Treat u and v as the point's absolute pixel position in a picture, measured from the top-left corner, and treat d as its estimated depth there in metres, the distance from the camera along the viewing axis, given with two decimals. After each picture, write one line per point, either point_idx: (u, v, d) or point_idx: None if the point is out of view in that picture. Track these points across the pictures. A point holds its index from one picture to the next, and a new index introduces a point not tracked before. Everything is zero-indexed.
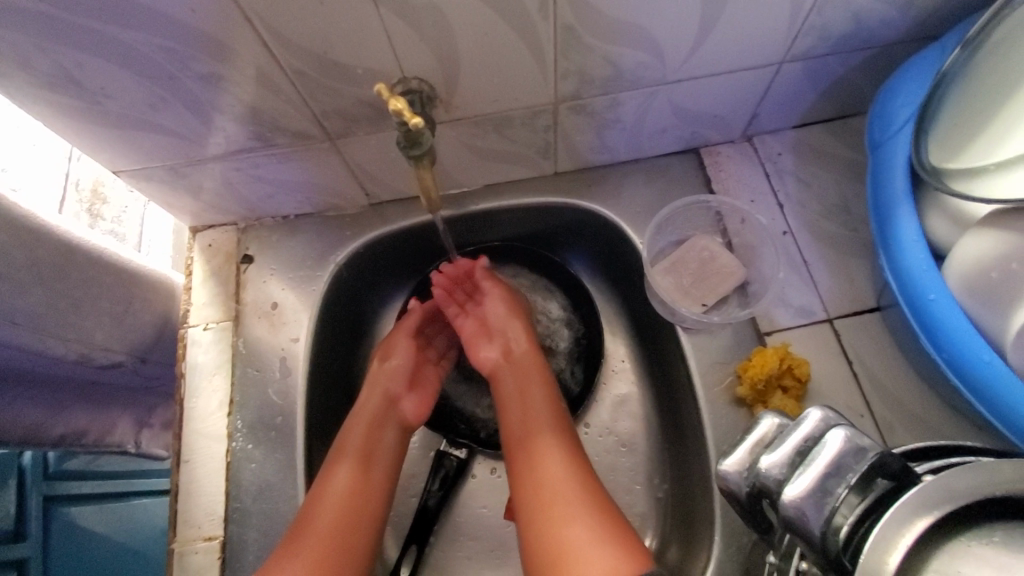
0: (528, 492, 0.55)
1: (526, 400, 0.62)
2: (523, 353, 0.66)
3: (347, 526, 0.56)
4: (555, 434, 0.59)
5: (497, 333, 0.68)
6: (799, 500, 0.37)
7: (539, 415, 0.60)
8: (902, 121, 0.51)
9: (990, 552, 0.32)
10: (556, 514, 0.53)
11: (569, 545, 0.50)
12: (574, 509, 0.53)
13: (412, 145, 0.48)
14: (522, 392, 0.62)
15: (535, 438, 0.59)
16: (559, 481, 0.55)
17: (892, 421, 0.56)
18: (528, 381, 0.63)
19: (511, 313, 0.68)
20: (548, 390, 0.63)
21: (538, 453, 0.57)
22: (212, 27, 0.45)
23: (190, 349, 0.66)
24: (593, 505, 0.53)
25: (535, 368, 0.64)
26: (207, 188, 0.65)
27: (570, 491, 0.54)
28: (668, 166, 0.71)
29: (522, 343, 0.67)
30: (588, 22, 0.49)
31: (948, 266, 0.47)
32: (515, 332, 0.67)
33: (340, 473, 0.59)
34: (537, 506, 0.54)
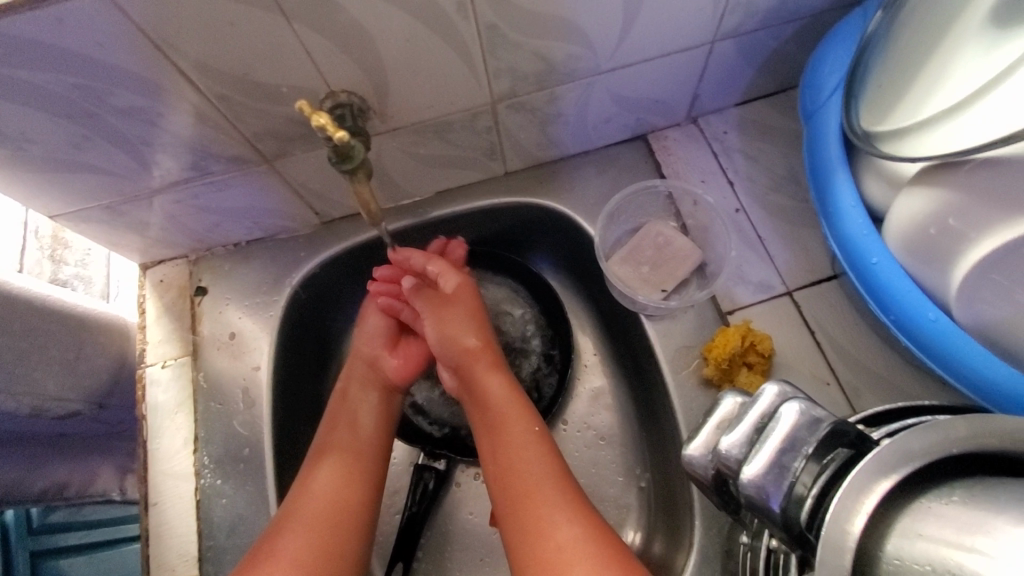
0: (509, 513, 0.54)
1: (491, 423, 0.59)
2: (476, 371, 0.62)
3: (333, 519, 0.54)
4: (528, 452, 0.56)
5: (445, 354, 0.64)
6: (758, 477, 0.37)
7: (505, 430, 0.58)
8: (832, 88, 0.53)
9: (952, 510, 0.32)
10: (536, 528, 0.51)
11: (559, 558, 0.49)
12: (558, 518, 0.51)
13: (344, 159, 0.47)
14: (486, 416, 0.60)
15: (504, 460, 0.56)
16: (539, 494, 0.53)
17: (860, 387, 0.57)
18: (485, 402, 0.60)
19: (451, 331, 0.64)
20: (513, 416, 0.58)
21: (517, 492, 0.54)
22: (127, 60, 0.44)
23: (149, 389, 0.64)
24: (576, 510, 0.52)
25: (488, 387, 0.60)
26: (152, 224, 0.63)
27: (551, 502, 0.52)
28: (618, 155, 0.71)
29: (474, 361, 0.62)
30: (511, 18, 0.48)
31: (888, 226, 0.47)
32: (461, 350, 0.63)
33: (321, 469, 0.56)
34: (519, 526, 0.52)
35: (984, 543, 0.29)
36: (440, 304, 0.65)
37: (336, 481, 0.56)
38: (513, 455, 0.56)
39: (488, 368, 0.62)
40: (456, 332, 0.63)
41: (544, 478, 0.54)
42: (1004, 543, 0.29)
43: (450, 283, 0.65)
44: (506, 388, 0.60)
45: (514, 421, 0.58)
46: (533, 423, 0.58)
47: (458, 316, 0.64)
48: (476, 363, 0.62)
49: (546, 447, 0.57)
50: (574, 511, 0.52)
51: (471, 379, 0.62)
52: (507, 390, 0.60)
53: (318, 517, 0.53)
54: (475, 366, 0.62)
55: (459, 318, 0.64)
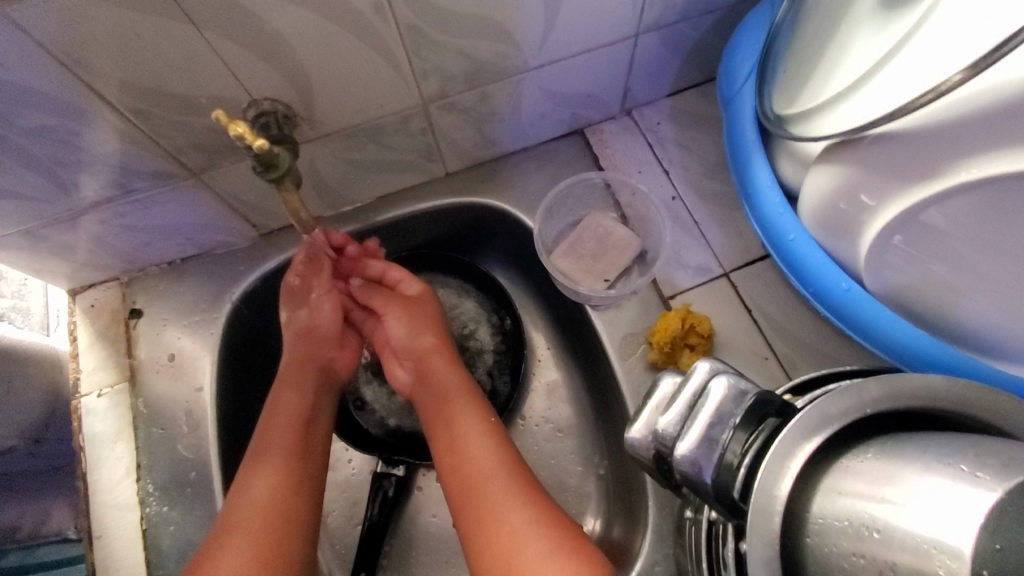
0: (462, 502, 0.54)
1: (446, 414, 0.59)
2: (437, 366, 0.63)
3: (272, 525, 0.52)
4: (482, 442, 0.56)
5: (405, 351, 0.65)
6: (690, 453, 0.38)
7: (461, 422, 0.58)
8: (743, 78, 0.56)
9: (867, 466, 0.34)
10: (490, 516, 0.52)
11: (512, 544, 0.50)
12: (510, 505, 0.52)
13: (269, 168, 0.46)
14: (442, 411, 0.60)
15: (460, 450, 0.56)
16: (491, 482, 0.54)
17: (796, 359, 0.59)
18: (444, 395, 0.61)
19: (414, 329, 0.65)
20: (473, 403, 0.60)
21: (473, 480, 0.54)
22: (28, 77, 0.42)
23: (86, 419, 0.62)
24: (526, 496, 0.53)
25: (448, 381, 0.61)
26: (77, 246, 0.60)
27: (502, 490, 0.53)
28: (556, 150, 0.72)
29: (435, 356, 0.63)
30: (431, 19, 0.49)
31: (802, 203, 0.49)
32: (423, 347, 0.64)
33: (260, 474, 0.55)
34: (473, 514, 0.53)
35: (894, 494, 0.31)
36: (398, 306, 0.66)
37: (276, 486, 0.54)
38: (468, 443, 0.57)
39: (450, 363, 0.63)
40: (416, 331, 0.65)
41: (497, 468, 0.54)
42: (912, 490, 0.31)
43: (413, 289, 0.67)
44: (466, 382, 0.62)
45: (471, 412, 0.59)
46: (486, 414, 0.59)
47: (418, 316, 0.65)
48: (433, 360, 0.63)
49: (497, 436, 0.57)
50: (525, 496, 0.52)
51: (431, 374, 0.63)
52: (468, 383, 0.62)
53: (260, 525, 0.52)
54: (435, 362, 0.63)
55: (415, 317, 0.66)
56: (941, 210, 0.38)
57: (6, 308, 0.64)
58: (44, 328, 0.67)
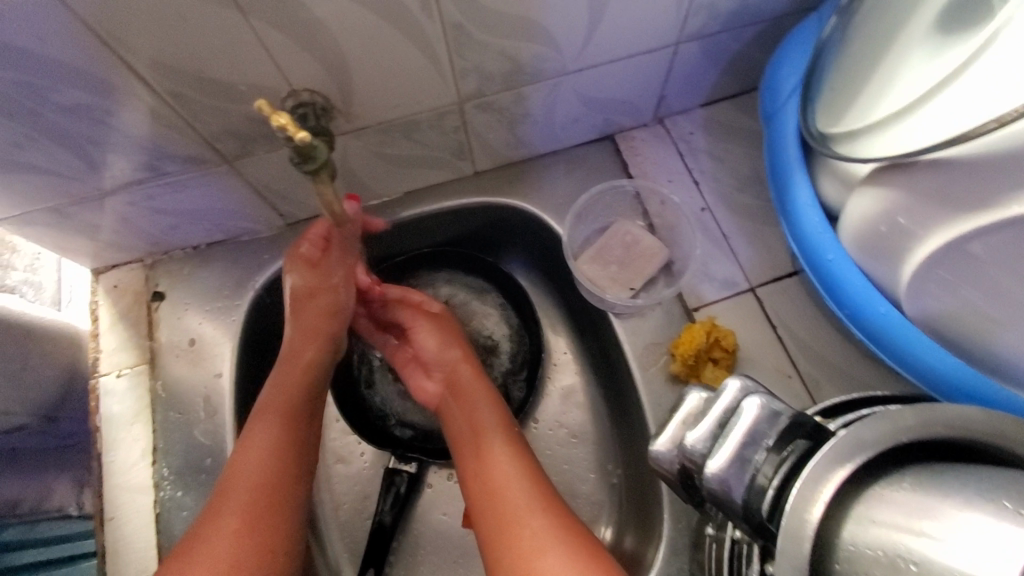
0: (484, 509, 0.54)
1: (472, 425, 0.59)
2: (466, 377, 0.63)
3: (267, 486, 0.52)
4: (505, 451, 0.57)
5: (434, 363, 0.65)
6: (721, 471, 0.37)
7: (486, 433, 0.58)
8: (787, 92, 0.57)
9: (902, 496, 0.33)
10: (509, 521, 0.52)
11: (531, 547, 0.49)
12: (530, 511, 0.52)
13: (306, 160, 0.46)
14: (470, 422, 0.59)
15: (487, 460, 0.56)
16: (512, 490, 0.54)
17: (820, 378, 0.58)
18: (472, 406, 0.61)
19: (444, 339, 0.65)
20: (498, 413, 0.60)
21: (495, 485, 0.54)
22: (70, 54, 0.42)
23: (103, 399, 0.62)
24: (545, 503, 0.53)
25: (477, 393, 0.62)
26: (104, 226, 0.60)
27: (522, 495, 0.53)
28: (586, 155, 0.71)
29: (463, 366, 0.63)
30: (476, 18, 0.48)
31: (844, 224, 0.50)
32: (452, 358, 0.64)
33: (259, 432, 0.55)
34: (494, 521, 0.52)
35: (931, 527, 0.30)
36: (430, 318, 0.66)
37: (272, 451, 0.54)
38: (494, 451, 0.57)
39: (477, 374, 0.63)
40: (445, 343, 0.65)
41: (519, 478, 0.54)
42: (952, 526, 0.29)
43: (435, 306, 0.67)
44: (490, 390, 0.62)
45: (496, 424, 0.59)
46: (510, 425, 0.59)
47: (445, 327, 0.66)
48: (461, 372, 0.63)
49: (518, 448, 0.57)
50: (545, 504, 0.52)
51: (460, 387, 0.62)
52: (491, 391, 0.62)
53: (252, 487, 0.52)
54: (464, 372, 0.63)
55: (446, 328, 0.66)
56: (983, 244, 0.38)
57: (19, 282, 0.61)
58: (55, 303, 0.65)
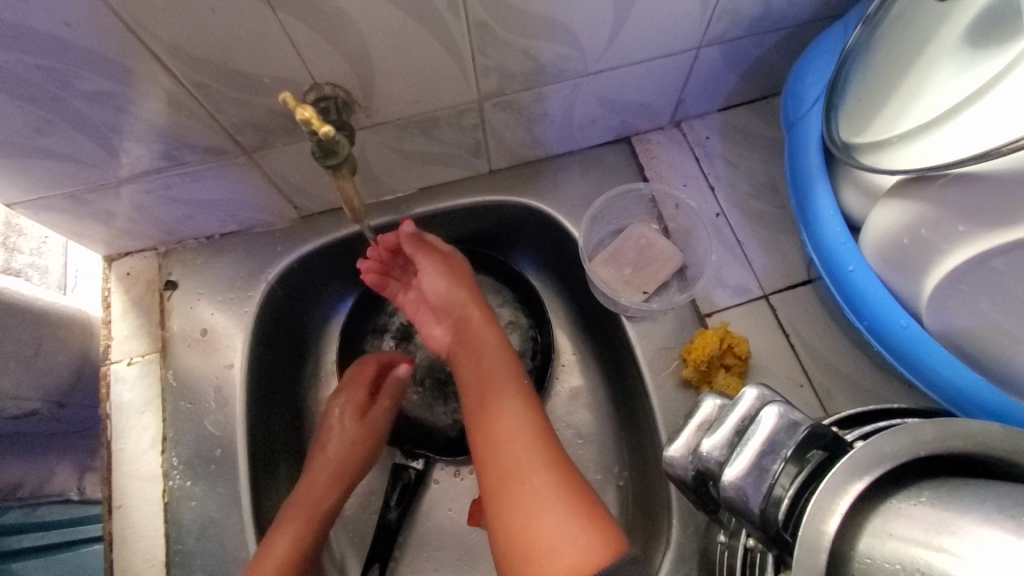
0: (490, 463, 0.54)
1: (481, 376, 0.60)
2: (476, 325, 0.64)
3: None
4: (514, 408, 0.57)
5: (445, 306, 0.66)
6: (739, 480, 0.37)
7: (496, 385, 0.59)
8: (811, 100, 0.57)
9: (921, 511, 0.32)
10: (516, 483, 0.52)
11: (531, 504, 0.50)
12: (536, 472, 0.52)
13: (328, 154, 0.47)
14: (479, 372, 0.61)
15: (493, 408, 0.57)
16: (517, 445, 0.54)
17: (831, 388, 0.58)
18: (483, 360, 0.62)
19: (454, 285, 0.66)
20: (509, 365, 0.61)
21: (502, 438, 0.55)
22: (96, 42, 0.41)
23: (114, 387, 0.62)
24: (552, 461, 0.53)
25: (486, 341, 0.63)
26: (119, 214, 0.60)
27: (529, 451, 0.53)
28: (601, 157, 0.71)
29: (474, 316, 0.65)
30: (501, 16, 0.48)
31: (866, 235, 0.50)
32: (462, 306, 0.65)
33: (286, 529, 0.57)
34: (500, 477, 0.53)
35: (953, 544, 0.30)
36: (438, 260, 0.66)
37: (300, 543, 0.56)
38: (503, 404, 0.57)
39: (488, 325, 0.64)
40: (454, 290, 0.65)
41: (527, 433, 0.55)
42: (971, 542, 0.29)
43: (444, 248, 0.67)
44: (500, 341, 0.63)
45: (505, 374, 0.59)
46: (519, 379, 0.60)
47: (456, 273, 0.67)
48: (470, 322, 0.65)
49: (530, 404, 0.57)
50: (551, 462, 0.52)
51: (471, 334, 0.64)
52: (501, 342, 0.63)
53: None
54: (473, 321, 0.64)
55: (453, 272, 0.66)
56: (1006, 260, 0.40)
57: (24, 265, 0.66)
58: (61, 288, 0.68)
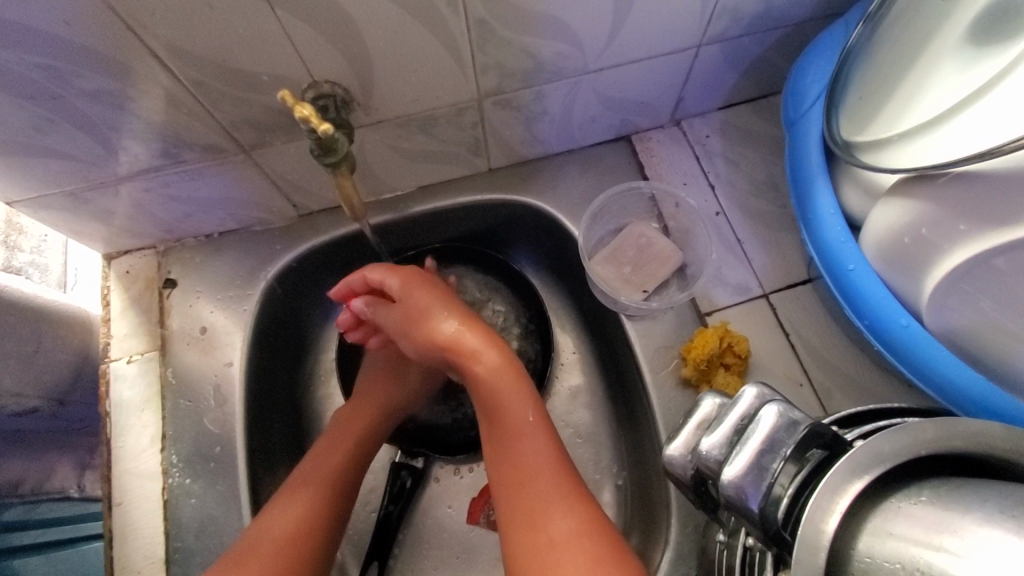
0: (507, 507, 0.52)
1: (490, 412, 0.57)
2: (467, 353, 0.59)
3: (288, 547, 0.52)
4: (531, 444, 0.55)
5: (422, 333, 0.62)
6: (738, 479, 0.37)
7: (506, 424, 0.56)
8: (812, 98, 0.57)
9: (920, 510, 0.32)
10: (534, 520, 0.50)
11: (548, 553, 0.48)
12: (553, 512, 0.50)
13: (327, 152, 0.47)
14: (484, 409, 0.57)
15: (506, 449, 0.55)
16: (534, 485, 0.52)
17: (831, 388, 0.58)
18: (483, 394, 0.58)
19: (435, 314, 0.62)
20: (515, 393, 0.57)
21: (519, 479, 0.53)
22: (95, 40, 0.41)
23: (113, 385, 0.62)
24: (573, 505, 0.51)
25: (481, 350, 0.59)
26: (119, 212, 0.60)
27: (548, 493, 0.52)
28: (601, 155, 0.71)
29: (463, 341, 0.60)
30: (500, 14, 0.48)
31: (867, 233, 0.50)
32: (443, 331, 0.61)
33: (292, 501, 0.55)
34: (517, 521, 0.51)
35: (952, 543, 0.30)
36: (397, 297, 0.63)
37: (306, 518, 0.54)
38: (518, 442, 0.55)
39: (485, 343, 0.60)
40: (427, 316, 0.62)
41: (546, 471, 0.53)
42: (971, 542, 0.29)
43: (395, 284, 0.63)
44: (499, 363, 0.58)
45: (512, 411, 0.56)
46: (529, 411, 0.56)
47: (424, 292, 0.64)
48: (460, 350, 0.60)
49: (544, 437, 0.55)
50: (571, 506, 0.51)
51: (459, 358, 0.60)
52: (498, 365, 0.58)
53: (276, 549, 0.51)
54: (466, 348, 0.60)
55: (421, 301, 0.63)
56: (1006, 259, 0.39)
57: (25, 263, 0.66)
58: (61, 285, 0.68)
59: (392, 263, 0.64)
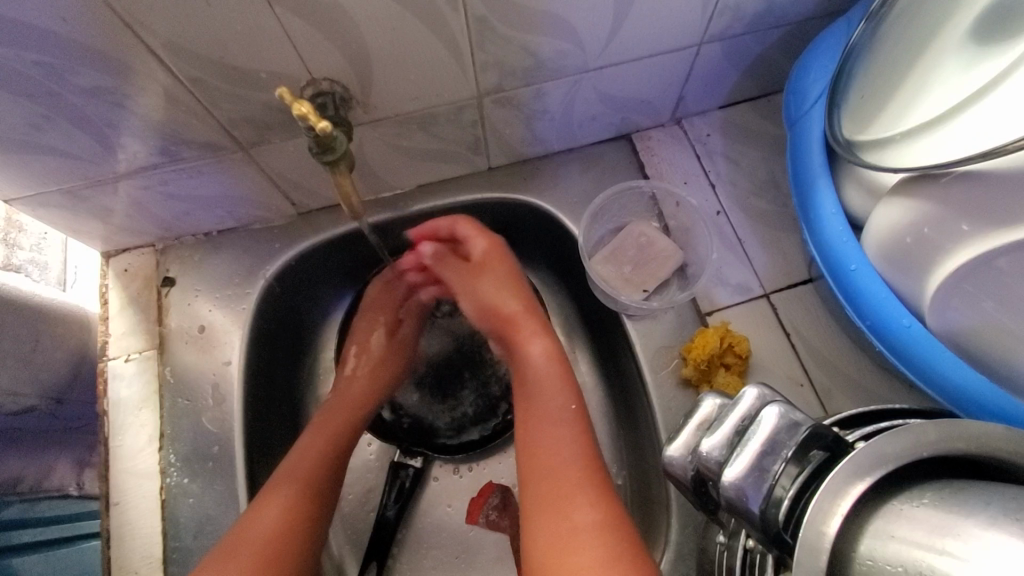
0: (535, 489, 0.53)
1: (529, 390, 0.60)
2: (522, 332, 0.64)
3: (274, 556, 0.51)
4: (566, 428, 0.56)
5: (484, 312, 0.66)
6: (738, 480, 0.37)
7: (546, 406, 0.58)
8: (814, 97, 0.56)
9: (922, 512, 0.32)
10: (559, 505, 0.50)
11: (571, 539, 0.48)
12: (579, 501, 0.50)
13: (325, 150, 0.46)
14: (526, 383, 0.60)
15: (539, 431, 0.56)
16: (564, 470, 0.53)
17: (832, 388, 0.58)
18: (530, 371, 0.61)
19: (498, 290, 0.66)
20: (562, 376, 0.60)
21: (550, 458, 0.54)
22: (91, 37, 0.41)
23: (111, 384, 0.62)
24: (598, 497, 0.50)
25: (533, 342, 0.62)
26: (117, 210, 0.60)
27: (574, 482, 0.51)
28: (602, 154, 0.70)
29: (520, 321, 0.64)
30: (500, 12, 0.48)
31: (869, 233, 0.50)
32: (505, 306, 0.65)
33: (271, 506, 0.53)
34: (543, 504, 0.51)
35: (956, 546, 0.29)
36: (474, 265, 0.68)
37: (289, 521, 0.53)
38: (558, 423, 0.56)
39: (541, 329, 0.63)
40: (493, 290, 0.66)
41: (575, 459, 0.53)
42: (975, 545, 0.29)
43: (479, 247, 0.67)
44: (553, 348, 0.62)
45: (556, 393, 0.58)
46: (571, 399, 0.58)
47: (499, 265, 0.68)
48: (517, 327, 0.64)
49: (579, 425, 0.56)
50: (597, 497, 0.50)
51: (514, 335, 0.64)
52: (553, 349, 0.62)
53: (262, 553, 0.50)
54: (522, 329, 0.64)
55: (493, 276, 0.67)
56: (1010, 259, 0.39)
57: (25, 261, 0.62)
58: (60, 284, 0.66)
59: (483, 227, 0.68)
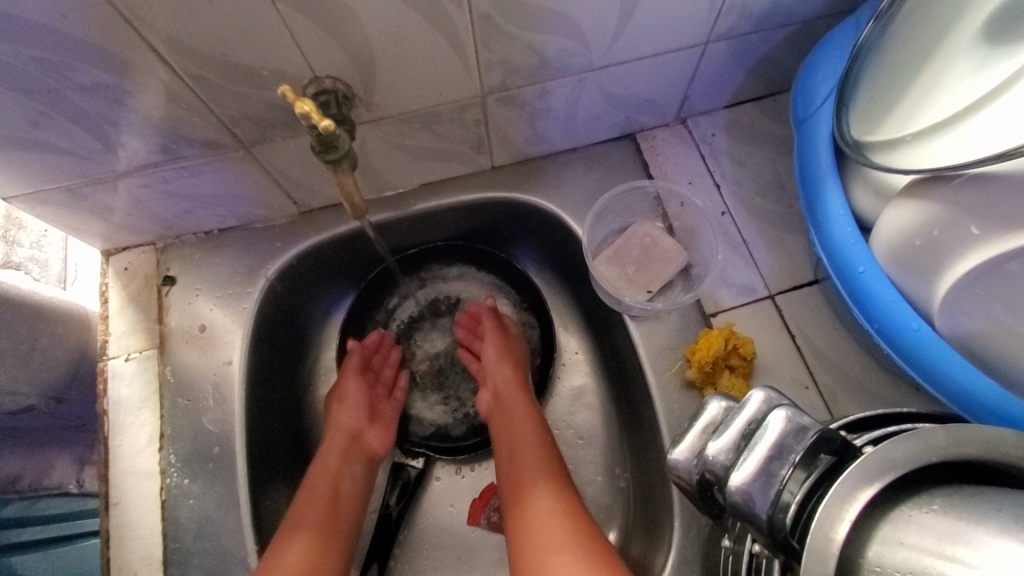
0: (516, 525, 0.55)
1: (511, 442, 0.61)
2: (512, 393, 0.65)
3: None
4: (540, 461, 0.59)
5: (484, 375, 0.68)
6: (745, 485, 0.36)
7: (524, 451, 0.60)
8: (822, 97, 0.56)
9: (931, 518, 0.31)
10: (529, 524, 0.54)
11: (551, 546, 0.51)
12: (548, 515, 0.53)
13: (328, 149, 0.46)
14: (509, 430, 0.62)
15: (523, 473, 0.58)
16: (542, 498, 0.55)
17: (836, 390, 0.58)
18: (514, 420, 0.63)
19: (502, 354, 0.68)
20: (535, 425, 0.62)
21: (525, 494, 0.56)
22: (92, 33, 0.41)
23: (111, 383, 0.61)
24: (568, 512, 0.54)
25: (520, 405, 0.64)
26: (117, 208, 0.59)
27: (545, 500, 0.55)
28: (605, 154, 0.70)
29: (509, 381, 0.66)
30: (506, 10, 0.47)
31: (878, 234, 0.49)
32: (500, 368, 0.67)
33: (294, 543, 0.54)
34: (529, 537, 0.53)
35: (966, 554, 0.29)
36: (500, 335, 0.69)
37: (313, 554, 0.54)
38: (531, 458, 0.59)
39: (523, 388, 0.66)
40: (512, 353, 0.68)
41: (549, 488, 0.56)
42: (986, 554, 0.28)
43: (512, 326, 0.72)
44: (530, 398, 0.65)
45: (534, 443, 0.60)
46: (543, 435, 0.62)
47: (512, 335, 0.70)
48: (512, 387, 0.66)
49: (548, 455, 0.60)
50: (567, 512, 0.54)
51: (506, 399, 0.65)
52: (531, 398, 0.65)
53: None
54: (511, 391, 0.66)
55: (509, 347, 0.68)
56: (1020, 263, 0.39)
57: (24, 259, 0.64)
58: (61, 282, 0.67)
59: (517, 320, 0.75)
